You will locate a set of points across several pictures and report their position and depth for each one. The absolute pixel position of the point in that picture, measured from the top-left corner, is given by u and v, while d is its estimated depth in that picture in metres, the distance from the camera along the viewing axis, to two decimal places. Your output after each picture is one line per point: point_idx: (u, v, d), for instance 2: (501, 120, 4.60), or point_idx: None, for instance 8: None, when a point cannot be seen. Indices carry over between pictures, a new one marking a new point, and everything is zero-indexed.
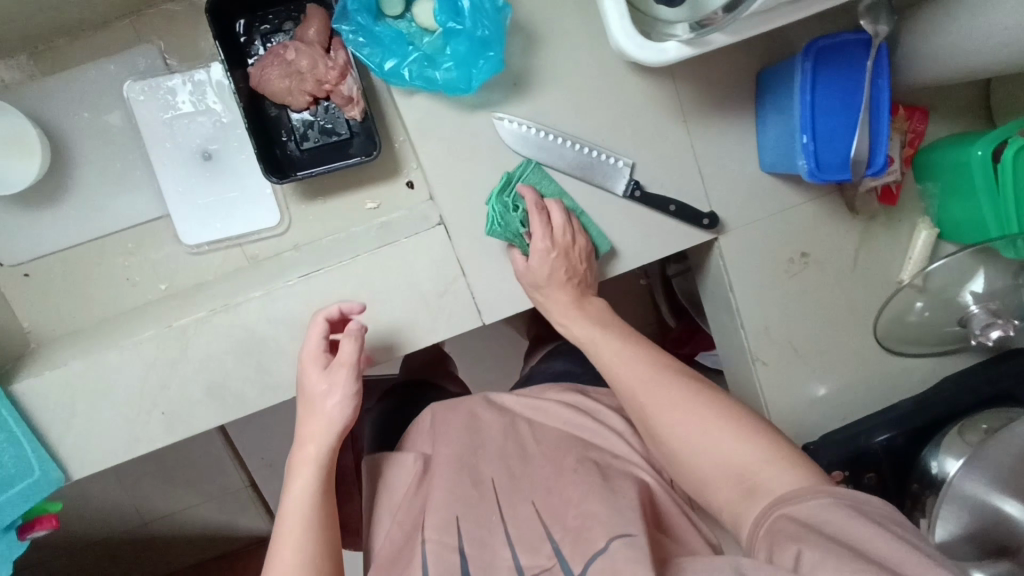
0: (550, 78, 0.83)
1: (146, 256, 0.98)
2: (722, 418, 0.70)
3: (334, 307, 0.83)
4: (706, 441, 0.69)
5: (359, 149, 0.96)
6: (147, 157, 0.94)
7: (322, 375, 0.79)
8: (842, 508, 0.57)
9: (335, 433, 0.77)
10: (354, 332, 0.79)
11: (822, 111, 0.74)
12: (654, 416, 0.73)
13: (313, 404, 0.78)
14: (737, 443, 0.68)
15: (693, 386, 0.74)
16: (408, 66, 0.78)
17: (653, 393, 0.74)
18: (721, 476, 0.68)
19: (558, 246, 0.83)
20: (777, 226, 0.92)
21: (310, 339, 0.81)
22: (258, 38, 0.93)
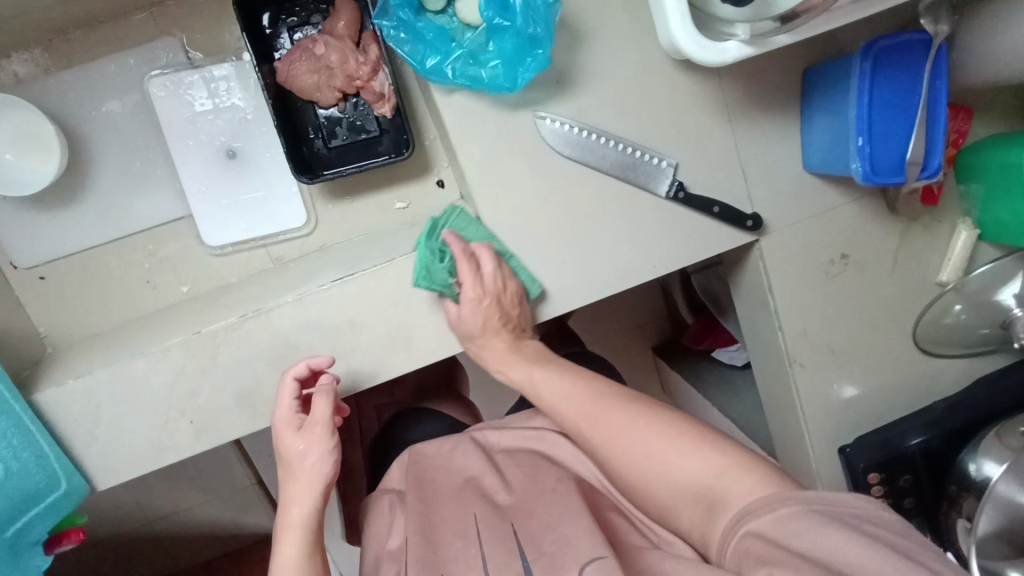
0: (594, 76, 0.81)
1: (167, 257, 0.94)
2: (674, 435, 0.70)
3: (301, 365, 0.82)
4: (662, 462, 0.69)
5: (389, 148, 0.92)
6: (169, 154, 0.91)
7: (297, 435, 0.79)
8: (807, 515, 0.54)
9: (319, 491, 0.78)
10: (325, 388, 0.79)
11: (878, 113, 0.72)
12: (605, 444, 0.74)
13: (293, 459, 0.79)
14: (691, 459, 0.68)
15: (641, 408, 0.75)
16: (451, 64, 0.75)
17: (601, 426, 0.75)
18: (687, 496, 0.67)
19: (490, 293, 0.82)
20: (818, 228, 0.90)
21: (282, 402, 0.81)
22: (284, 31, 0.89)
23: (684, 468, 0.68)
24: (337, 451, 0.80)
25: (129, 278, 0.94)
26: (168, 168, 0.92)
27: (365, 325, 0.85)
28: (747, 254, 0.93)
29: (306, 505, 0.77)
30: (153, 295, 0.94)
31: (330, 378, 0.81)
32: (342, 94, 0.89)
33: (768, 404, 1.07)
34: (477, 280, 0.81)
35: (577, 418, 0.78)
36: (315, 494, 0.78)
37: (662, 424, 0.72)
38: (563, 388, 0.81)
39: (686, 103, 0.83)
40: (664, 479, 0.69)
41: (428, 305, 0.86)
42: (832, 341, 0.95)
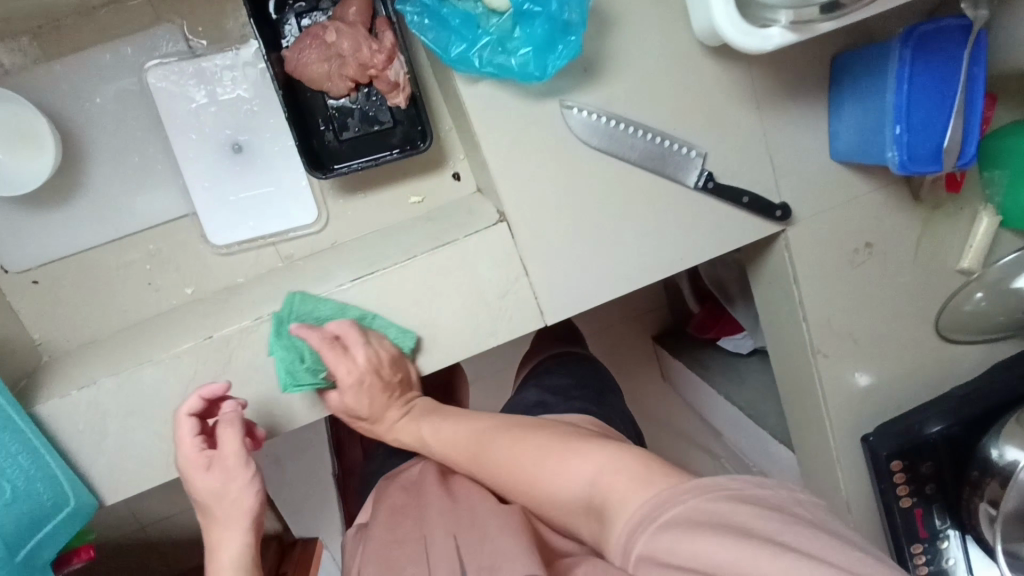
0: (624, 63, 0.78)
1: (170, 258, 0.89)
2: (561, 450, 0.69)
3: (193, 398, 0.75)
4: (557, 476, 0.67)
5: (403, 139, 0.88)
6: (171, 149, 0.86)
7: (208, 472, 0.74)
8: (688, 515, 0.51)
9: (247, 524, 0.74)
10: (230, 418, 0.74)
11: (917, 101, 0.71)
12: (508, 465, 0.72)
13: (211, 498, 0.74)
14: (578, 466, 0.65)
15: (528, 433, 0.74)
16: (478, 52, 0.72)
17: (498, 458, 0.74)
18: (583, 507, 0.63)
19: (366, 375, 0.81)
20: (844, 216, 0.89)
21: (180, 439, 0.75)
22: (291, 18, 0.85)
23: (572, 479, 0.65)
24: (258, 478, 0.76)
25: (128, 279, 0.89)
26: (170, 163, 0.87)
27: (385, 325, 0.82)
28: (772, 244, 0.92)
29: (239, 543, 0.73)
30: (154, 297, 0.89)
31: (233, 406, 0.76)
32: (354, 84, 0.85)
33: (786, 394, 1.07)
34: (351, 364, 0.80)
35: (473, 456, 0.77)
36: (244, 530, 0.73)
37: (553, 443, 0.70)
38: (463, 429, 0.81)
39: (714, 91, 0.80)
40: (559, 498, 0.66)
41: (449, 304, 0.83)
42: (856, 330, 0.95)
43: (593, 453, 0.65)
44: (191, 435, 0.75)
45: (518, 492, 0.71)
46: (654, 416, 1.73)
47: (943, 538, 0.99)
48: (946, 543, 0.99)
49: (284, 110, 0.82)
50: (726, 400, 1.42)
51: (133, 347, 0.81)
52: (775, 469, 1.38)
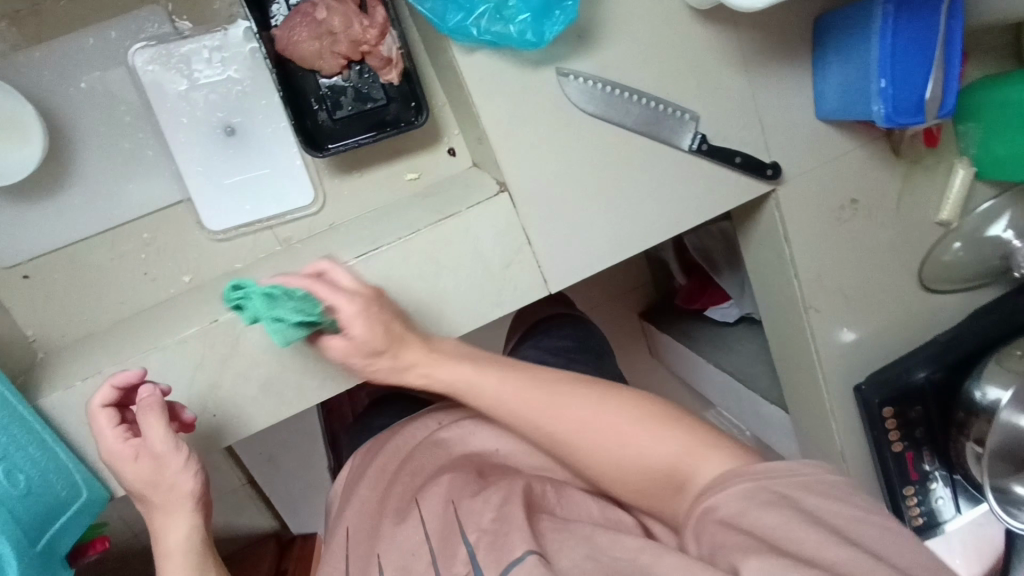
0: (617, 28, 0.79)
1: (165, 244, 0.87)
2: (628, 423, 0.66)
3: (107, 386, 0.68)
4: (624, 452, 0.65)
5: (398, 116, 0.88)
6: (162, 134, 0.84)
7: (133, 464, 0.66)
8: (763, 494, 0.53)
9: (189, 505, 0.68)
10: (149, 404, 0.66)
11: (900, 54, 0.74)
12: (564, 434, 0.67)
13: (144, 489, 0.67)
14: (653, 443, 0.65)
15: (579, 395, 0.69)
16: (475, 22, 0.73)
17: (555, 414, 0.68)
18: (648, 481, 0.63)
19: (367, 301, 0.67)
20: (830, 174, 0.92)
21: (99, 430, 0.67)
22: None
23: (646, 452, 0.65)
24: (194, 460, 0.69)
25: (123, 269, 0.86)
26: (162, 149, 0.85)
27: (393, 301, 0.81)
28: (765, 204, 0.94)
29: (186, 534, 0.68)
30: (150, 287, 0.87)
31: (151, 390, 0.67)
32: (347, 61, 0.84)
33: (780, 353, 1.10)
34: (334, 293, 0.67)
35: (511, 411, 0.69)
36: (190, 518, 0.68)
37: (616, 412, 0.68)
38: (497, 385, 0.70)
39: (703, 56, 0.83)
40: (617, 464, 0.65)
41: (456, 276, 0.83)
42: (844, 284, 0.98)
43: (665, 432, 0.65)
44: (112, 425, 0.67)
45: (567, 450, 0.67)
46: None
47: (932, 480, 1.04)
48: (935, 484, 1.04)
49: (278, 90, 0.81)
50: (717, 368, 1.45)
51: (135, 336, 0.80)
52: (767, 432, 1.42)
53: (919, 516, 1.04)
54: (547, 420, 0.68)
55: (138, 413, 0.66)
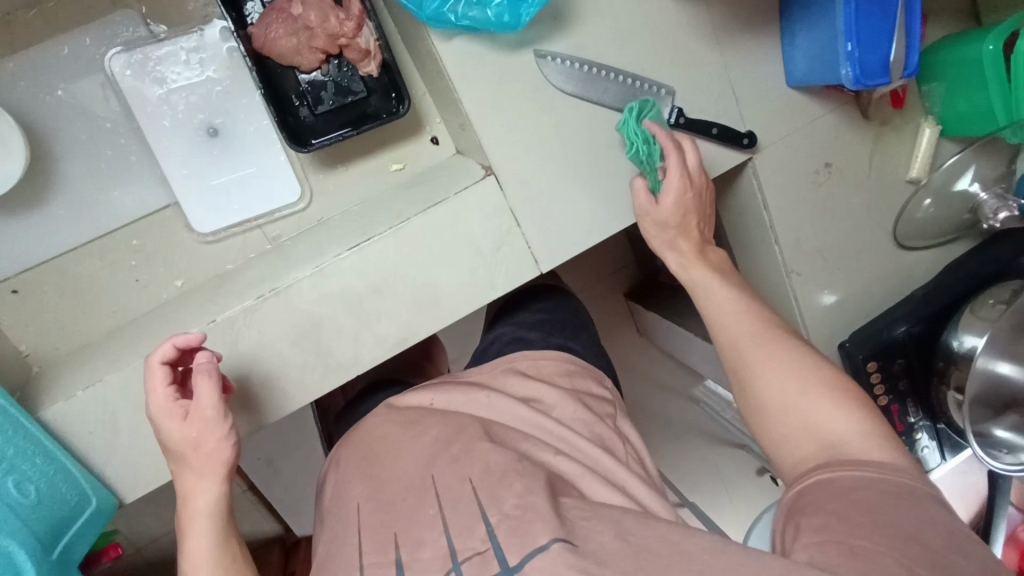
0: (590, 8, 0.81)
1: (155, 250, 0.87)
2: (819, 386, 0.67)
3: (167, 346, 0.70)
4: (803, 404, 0.67)
5: (380, 107, 0.89)
6: (144, 139, 0.84)
7: (180, 423, 0.69)
8: (879, 487, 0.56)
9: (221, 474, 0.69)
10: (204, 367, 0.69)
11: (863, 17, 0.77)
12: (754, 374, 0.71)
13: (182, 451, 0.69)
14: (831, 412, 0.66)
15: (777, 348, 0.72)
16: (453, 7, 0.74)
17: (756, 352, 0.72)
18: (807, 439, 0.66)
19: (692, 185, 0.81)
20: (804, 139, 0.95)
21: (152, 389, 0.70)
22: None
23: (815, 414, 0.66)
24: (232, 432, 0.71)
25: (113, 277, 0.86)
26: (144, 153, 0.85)
27: (388, 290, 0.82)
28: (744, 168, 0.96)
29: (215, 497, 0.68)
30: (143, 293, 0.86)
31: (208, 355, 0.70)
32: (326, 56, 0.85)
33: None
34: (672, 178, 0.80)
35: (736, 340, 0.74)
36: (219, 482, 0.69)
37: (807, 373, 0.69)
38: (722, 310, 0.78)
39: (676, 31, 0.85)
40: (784, 413, 0.68)
41: (450, 263, 0.84)
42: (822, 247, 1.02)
43: (848, 406, 0.66)
44: (165, 384, 0.70)
45: (750, 387, 0.71)
46: (635, 370, 1.79)
47: (918, 430, 1.08)
48: (920, 434, 1.08)
49: (260, 87, 0.81)
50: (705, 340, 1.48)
51: (133, 341, 0.80)
52: None
53: None
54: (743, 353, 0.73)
55: (193, 374, 0.69)
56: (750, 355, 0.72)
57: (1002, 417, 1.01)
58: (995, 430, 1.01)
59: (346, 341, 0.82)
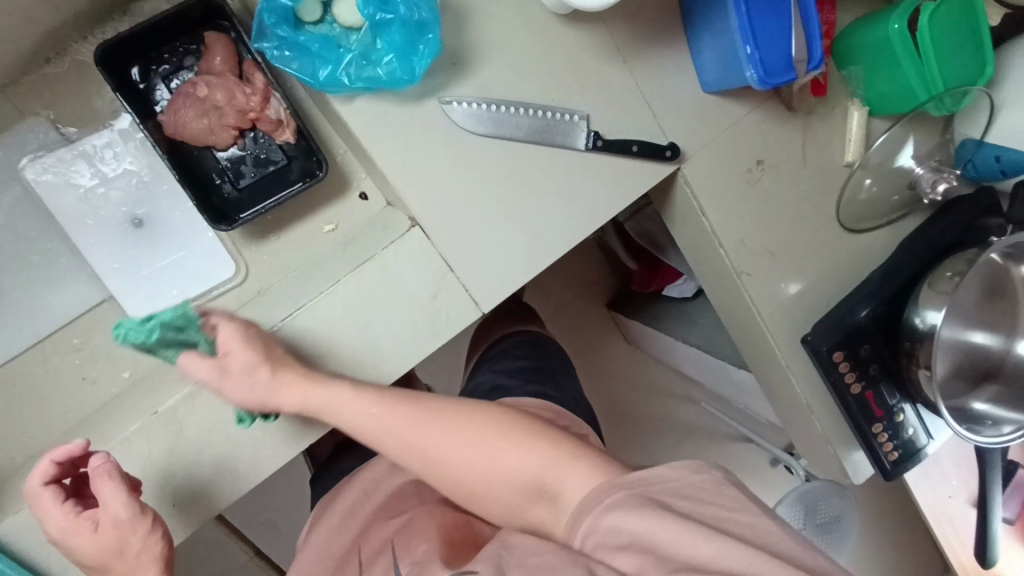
0: (490, 48, 0.81)
1: (97, 345, 0.86)
2: (497, 438, 0.72)
3: (47, 463, 0.70)
4: (490, 462, 0.71)
5: (301, 172, 0.89)
6: (69, 238, 0.85)
7: (88, 534, 0.69)
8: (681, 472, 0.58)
9: (158, 569, 0.70)
10: (100, 471, 0.68)
11: (758, 19, 0.77)
12: (441, 463, 0.73)
13: (102, 558, 0.70)
14: (518, 456, 0.70)
15: (446, 414, 0.76)
16: (344, 70, 0.74)
17: (431, 444, 0.74)
18: (521, 493, 0.68)
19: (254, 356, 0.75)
20: (730, 140, 0.95)
21: (50, 505, 0.70)
22: (160, 83, 0.85)
23: (514, 466, 0.69)
24: (156, 524, 0.71)
25: (60, 378, 0.85)
26: (75, 252, 0.86)
27: (330, 353, 0.83)
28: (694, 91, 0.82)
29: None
30: (91, 390, 0.85)
31: (101, 457, 0.69)
32: (240, 131, 0.85)
33: (731, 319, 1.11)
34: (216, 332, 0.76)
35: (409, 455, 0.75)
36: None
37: (481, 437, 0.72)
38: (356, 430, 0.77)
39: (581, 57, 0.85)
40: (494, 488, 0.70)
41: (386, 316, 0.83)
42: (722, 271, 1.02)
43: (534, 442, 0.70)
44: (58, 499, 0.70)
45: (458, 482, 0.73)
46: (628, 380, 1.76)
47: (899, 412, 1.06)
48: (903, 416, 1.06)
49: (176, 174, 0.82)
50: (686, 343, 1.46)
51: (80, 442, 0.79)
52: (745, 395, 1.43)
53: (894, 450, 1.05)
54: (429, 455, 0.74)
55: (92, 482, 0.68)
56: (440, 465, 0.73)
57: (982, 390, 1.01)
58: (975, 404, 1.00)
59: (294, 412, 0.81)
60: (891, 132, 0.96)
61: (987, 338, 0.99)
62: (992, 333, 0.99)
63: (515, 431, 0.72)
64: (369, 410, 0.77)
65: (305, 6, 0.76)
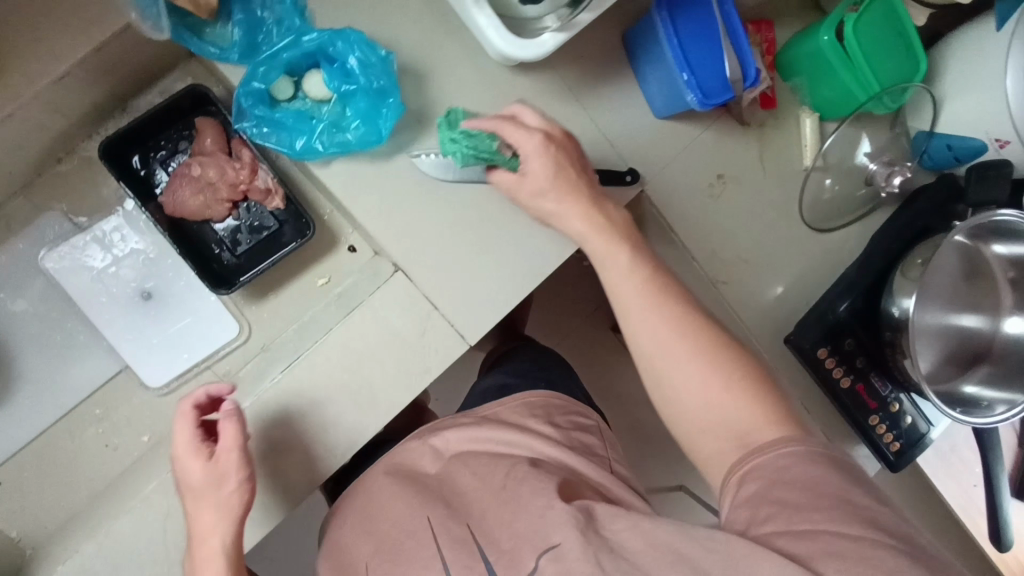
0: (450, 102, 0.89)
1: (116, 414, 0.92)
2: (726, 373, 0.70)
3: (201, 392, 0.79)
4: (704, 392, 0.70)
5: (292, 234, 0.95)
6: (87, 318, 0.93)
7: (204, 461, 0.75)
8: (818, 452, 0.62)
9: (236, 517, 0.75)
10: (228, 412, 0.76)
11: (689, 48, 0.84)
12: (654, 365, 0.73)
13: (197, 500, 0.75)
14: (737, 399, 0.69)
15: (675, 322, 0.73)
16: (318, 139, 0.85)
17: (655, 344, 0.73)
18: (715, 431, 0.69)
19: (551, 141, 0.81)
20: (689, 159, 1.00)
21: (184, 427, 0.78)
22: (160, 168, 0.94)
23: (727, 414, 0.68)
24: (250, 476, 0.76)
25: (84, 448, 0.91)
26: (92, 330, 0.94)
27: (329, 401, 0.86)
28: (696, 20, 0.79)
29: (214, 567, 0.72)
30: (114, 457, 0.91)
31: (231, 401, 0.78)
32: (237, 204, 0.94)
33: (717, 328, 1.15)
34: (530, 131, 0.81)
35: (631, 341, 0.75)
36: (218, 538, 0.73)
37: (719, 363, 0.70)
38: (639, 316, 0.74)
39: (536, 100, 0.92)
40: (695, 413, 0.70)
41: (380, 359, 0.88)
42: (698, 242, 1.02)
43: (754, 393, 0.69)
44: (194, 423, 0.78)
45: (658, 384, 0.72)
46: None
47: (894, 402, 1.07)
48: (898, 405, 1.07)
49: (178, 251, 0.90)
50: None
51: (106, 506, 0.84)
52: None
53: (895, 442, 1.06)
54: (654, 351, 0.73)
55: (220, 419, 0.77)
56: (666, 363, 0.72)
57: (971, 372, 1.01)
58: (965, 387, 1.01)
59: (300, 459, 0.86)
60: (841, 130, 1.01)
61: (972, 320, 1.00)
62: (977, 314, 1.01)
63: (729, 366, 0.70)
64: (632, 285, 0.75)
65: (281, 84, 0.86)
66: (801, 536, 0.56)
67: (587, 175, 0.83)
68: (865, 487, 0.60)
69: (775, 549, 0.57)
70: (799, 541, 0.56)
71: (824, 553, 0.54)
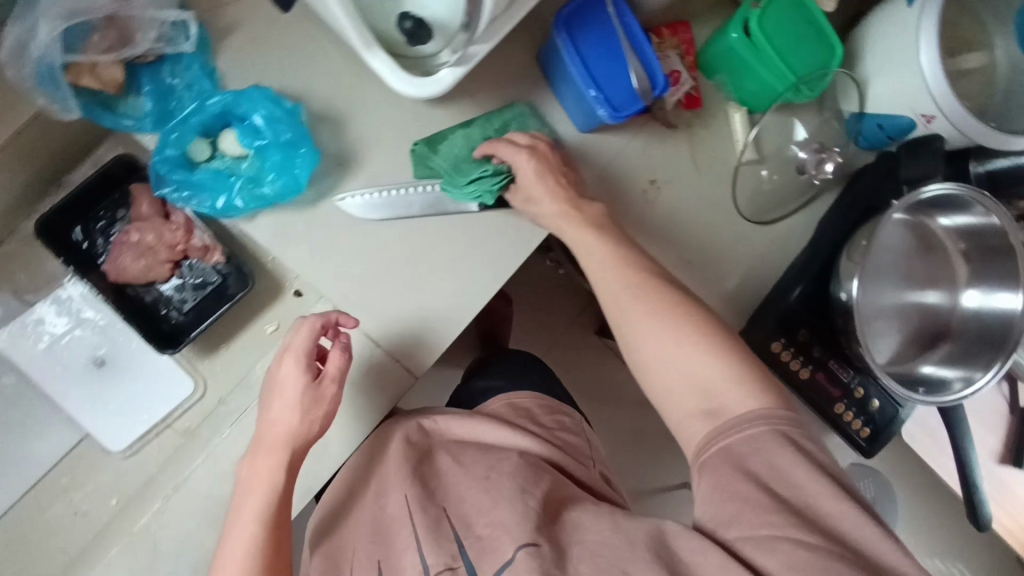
0: (372, 143, 0.92)
1: (82, 481, 0.94)
2: (696, 334, 0.77)
3: (332, 316, 0.83)
4: (680, 350, 0.77)
5: (235, 286, 0.94)
6: (46, 390, 0.96)
7: (310, 385, 0.81)
8: (777, 433, 0.67)
9: (297, 446, 0.81)
10: (342, 352, 0.82)
11: (595, 64, 0.87)
12: (632, 334, 0.81)
13: (281, 427, 0.80)
14: (699, 359, 0.76)
15: (650, 293, 0.82)
16: (237, 195, 0.87)
17: (636, 333, 0.81)
18: (687, 388, 0.75)
19: (531, 148, 0.89)
20: (619, 167, 1.01)
21: (297, 348, 0.82)
22: (104, 237, 0.96)
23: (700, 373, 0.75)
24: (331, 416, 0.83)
25: (52, 518, 0.92)
26: (50, 402, 0.96)
27: None
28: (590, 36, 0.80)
29: (255, 501, 0.78)
30: (84, 524, 0.92)
31: (349, 324, 0.84)
32: (177, 264, 0.95)
33: None
34: (518, 149, 0.89)
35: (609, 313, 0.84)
36: (277, 468, 0.79)
37: (695, 334, 0.78)
38: (622, 304, 0.83)
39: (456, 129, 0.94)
40: (666, 373, 0.77)
41: None
42: (681, 215, 1.04)
43: (721, 354, 0.76)
44: (305, 349, 0.82)
45: (641, 366, 0.80)
46: None
47: (858, 388, 1.05)
48: (863, 390, 1.05)
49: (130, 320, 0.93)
50: None
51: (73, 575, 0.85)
52: None
53: (864, 427, 1.04)
54: (636, 336, 0.81)
55: (334, 349, 0.82)
56: (637, 326, 0.81)
57: (935, 351, 1.01)
58: (926, 366, 1.00)
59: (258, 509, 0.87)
60: (768, 120, 1.02)
61: (935, 296, 1.01)
62: (937, 289, 1.01)
63: (706, 336, 0.77)
64: (613, 272, 0.85)
65: (196, 147, 0.89)
66: (751, 531, 0.62)
67: (574, 179, 0.93)
68: (828, 475, 0.65)
69: (743, 552, 0.62)
70: (762, 553, 0.61)
71: (786, 566, 0.59)
